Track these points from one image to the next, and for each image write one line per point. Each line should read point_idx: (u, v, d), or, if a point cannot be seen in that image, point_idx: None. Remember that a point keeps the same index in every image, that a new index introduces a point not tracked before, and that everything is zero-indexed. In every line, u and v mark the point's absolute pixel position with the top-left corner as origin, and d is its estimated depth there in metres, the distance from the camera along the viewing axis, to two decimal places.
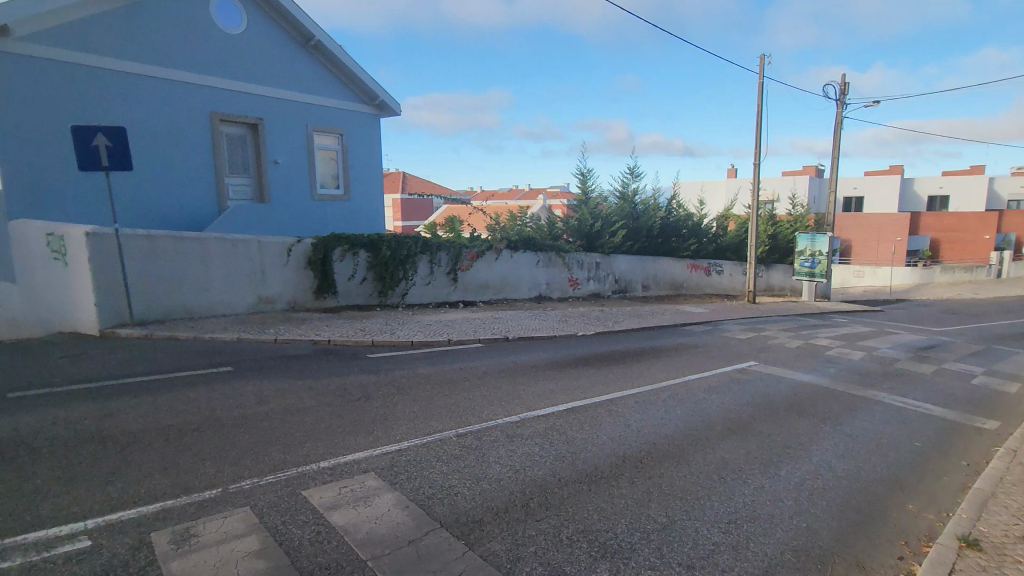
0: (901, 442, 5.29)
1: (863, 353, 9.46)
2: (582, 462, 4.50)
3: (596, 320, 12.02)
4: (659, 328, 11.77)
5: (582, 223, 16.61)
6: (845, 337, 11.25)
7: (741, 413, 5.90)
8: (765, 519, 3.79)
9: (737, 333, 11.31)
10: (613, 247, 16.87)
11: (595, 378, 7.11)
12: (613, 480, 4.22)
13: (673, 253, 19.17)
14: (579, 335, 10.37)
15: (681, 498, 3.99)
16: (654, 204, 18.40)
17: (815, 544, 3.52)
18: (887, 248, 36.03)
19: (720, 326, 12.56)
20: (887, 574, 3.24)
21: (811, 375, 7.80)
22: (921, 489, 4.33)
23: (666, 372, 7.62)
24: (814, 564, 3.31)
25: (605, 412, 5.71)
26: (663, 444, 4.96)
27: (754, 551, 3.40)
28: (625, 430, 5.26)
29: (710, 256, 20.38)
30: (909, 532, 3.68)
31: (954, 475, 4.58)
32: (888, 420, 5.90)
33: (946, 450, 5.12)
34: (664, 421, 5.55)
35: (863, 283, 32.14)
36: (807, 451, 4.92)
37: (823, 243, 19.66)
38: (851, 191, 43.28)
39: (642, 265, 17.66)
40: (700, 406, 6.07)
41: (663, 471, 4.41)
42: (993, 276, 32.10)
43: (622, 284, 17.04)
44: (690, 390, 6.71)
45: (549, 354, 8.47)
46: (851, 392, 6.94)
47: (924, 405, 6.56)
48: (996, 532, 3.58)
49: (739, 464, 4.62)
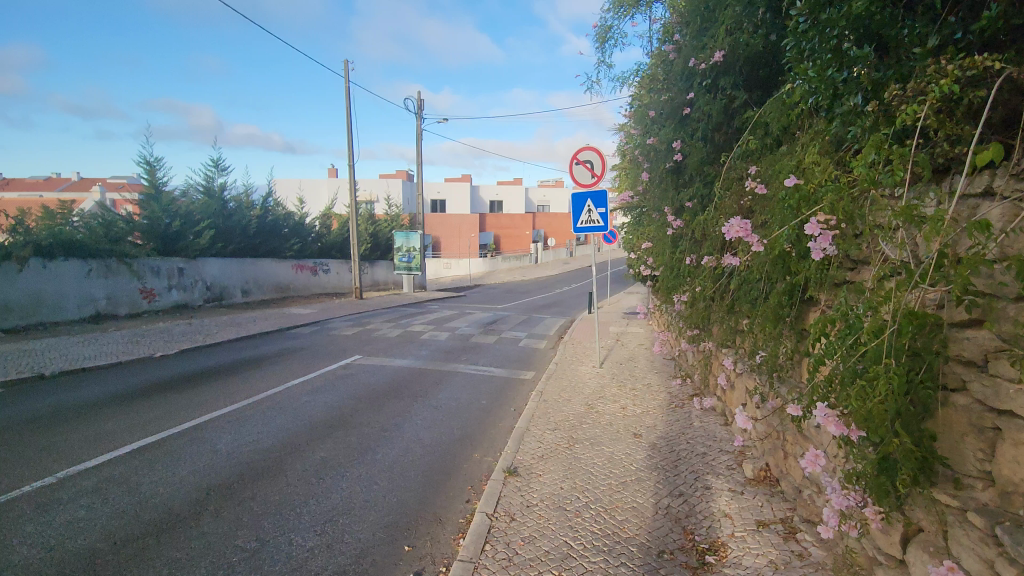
0: (468, 403, 6.42)
1: (446, 333, 11.13)
2: (150, 512, 3.75)
3: (183, 335, 10.35)
4: (263, 335, 11.02)
5: (153, 222, 13.64)
6: (434, 321, 13.03)
7: (343, 409, 6.08)
8: (359, 506, 3.93)
9: (344, 329, 11.66)
10: (199, 250, 14.79)
11: (176, 406, 6.09)
12: (191, 521, 3.66)
13: (277, 255, 18.31)
14: (160, 356, 8.72)
15: (273, 514, 3.77)
16: (247, 201, 17.27)
17: (402, 514, 3.83)
18: (468, 243, 43.77)
19: (327, 324, 12.68)
20: (457, 519, 3.81)
21: (406, 359, 8.70)
22: (482, 438, 5.34)
23: (266, 382, 7.17)
24: (400, 533, 3.59)
25: (187, 444, 4.96)
26: (257, 462, 4.62)
27: (347, 542, 3.47)
28: (213, 457, 4.68)
29: (315, 255, 20.39)
30: (474, 477, 4.46)
31: (502, 420, 5.85)
32: (461, 387, 7.08)
33: (498, 402, 6.51)
34: (259, 437, 5.18)
35: (453, 273, 38.08)
36: (398, 430, 5.44)
37: (417, 240, 22.32)
38: (439, 195, 50.62)
39: (239, 268, 16.20)
40: (302, 411, 5.95)
41: (255, 491, 4.10)
42: (534, 261, 43.02)
43: (215, 291, 15.24)
44: (292, 397, 6.51)
45: (114, 388, 6.81)
46: (436, 369, 8.06)
47: (486, 368, 8.18)
48: (526, 456, 4.64)
49: (337, 459, 4.71)
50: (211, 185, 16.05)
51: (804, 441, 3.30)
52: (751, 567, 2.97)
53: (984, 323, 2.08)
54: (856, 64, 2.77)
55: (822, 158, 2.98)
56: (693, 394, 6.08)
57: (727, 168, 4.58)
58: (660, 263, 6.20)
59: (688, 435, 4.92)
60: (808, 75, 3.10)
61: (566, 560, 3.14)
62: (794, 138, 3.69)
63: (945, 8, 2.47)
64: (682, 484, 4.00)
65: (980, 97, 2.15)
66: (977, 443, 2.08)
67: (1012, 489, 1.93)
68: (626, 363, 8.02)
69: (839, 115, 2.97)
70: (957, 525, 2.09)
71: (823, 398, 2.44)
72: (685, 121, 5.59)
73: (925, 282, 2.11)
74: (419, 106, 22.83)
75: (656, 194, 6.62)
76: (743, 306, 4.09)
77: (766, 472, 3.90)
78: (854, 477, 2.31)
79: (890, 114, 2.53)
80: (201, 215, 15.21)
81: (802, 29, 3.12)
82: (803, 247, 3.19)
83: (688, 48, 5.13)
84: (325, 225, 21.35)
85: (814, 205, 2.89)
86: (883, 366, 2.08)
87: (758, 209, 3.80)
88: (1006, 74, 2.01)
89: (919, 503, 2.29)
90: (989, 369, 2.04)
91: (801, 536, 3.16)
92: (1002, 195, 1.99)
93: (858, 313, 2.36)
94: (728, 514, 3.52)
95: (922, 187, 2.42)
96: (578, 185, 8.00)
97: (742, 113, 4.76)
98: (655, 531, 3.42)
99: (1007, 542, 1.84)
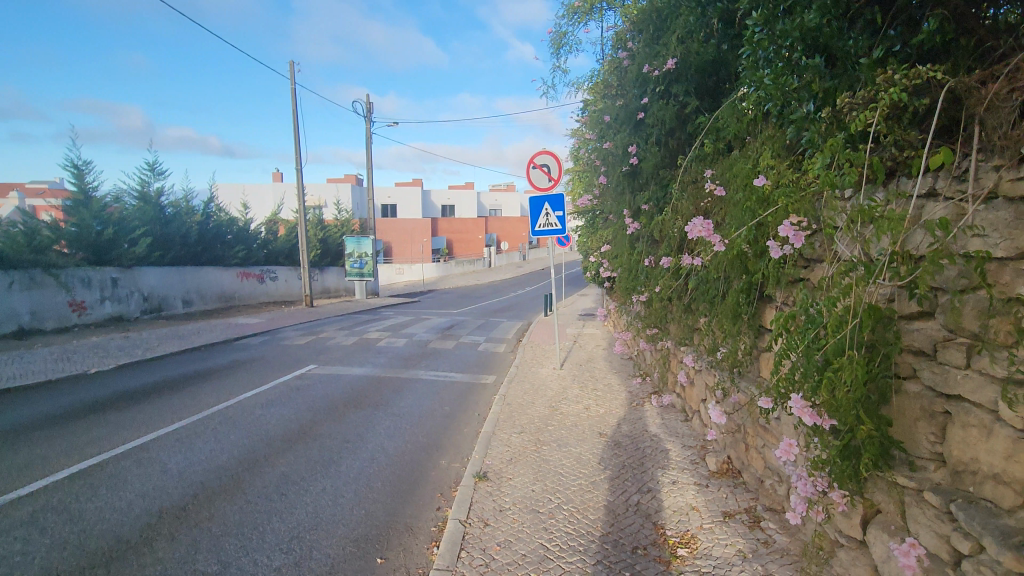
0: (431, 410, 6.34)
1: (404, 340, 10.95)
2: (96, 541, 3.48)
3: (120, 350, 9.70)
4: (208, 347, 10.48)
5: (82, 229, 12.76)
6: (390, 327, 12.80)
7: (301, 421, 5.85)
8: (326, 521, 3.79)
9: (295, 338, 11.25)
10: (135, 258, 13.94)
11: (118, 426, 5.69)
12: (144, 547, 3.42)
13: (219, 263, 17.50)
14: (95, 373, 8.13)
15: (235, 534, 3.59)
16: (186, 207, 16.44)
17: (372, 527, 3.73)
18: (419, 248, 43.24)
19: (278, 334, 12.20)
20: (429, 527, 3.74)
21: (364, 368, 8.49)
22: (449, 444, 5.28)
23: (215, 396, 6.82)
24: (372, 547, 3.49)
25: (133, 465, 4.64)
26: (212, 481, 4.38)
27: (316, 559, 3.34)
28: (163, 479, 4.40)
29: (261, 262, 19.60)
30: (443, 485, 4.39)
31: (468, 426, 5.81)
32: (423, 394, 6.98)
33: (461, 408, 6.45)
34: (212, 454, 4.92)
35: (405, 278, 37.49)
36: (362, 441, 5.30)
37: (368, 246, 21.86)
38: (388, 199, 49.80)
39: (179, 277, 15.34)
40: (257, 426, 5.69)
41: (212, 512, 3.88)
42: (487, 266, 43.00)
43: (153, 302, 14.37)
44: (246, 411, 6.22)
45: (45, 410, 6.29)
46: (395, 376, 7.90)
47: (448, 374, 8.10)
48: (494, 460, 4.61)
49: (299, 474, 4.53)
50: (145, 190, 15.16)
51: (765, 432, 3.44)
52: (721, 557, 3.06)
53: (931, 315, 2.20)
54: (806, 73, 2.92)
55: (777, 161, 3.11)
56: (653, 392, 6.24)
57: (683, 172, 4.74)
58: (618, 265, 6.33)
59: (651, 432, 5.03)
60: (762, 82, 3.25)
61: (544, 562, 3.14)
62: (747, 142, 3.86)
63: (886, 22, 2.64)
64: (649, 480, 4.08)
65: (924, 105, 2.30)
66: (929, 427, 2.19)
67: (962, 469, 2.04)
68: (586, 364, 8.14)
69: (792, 121, 3.12)
70: (914, 504, 2.22)
71: (790, 391, 2.52)
72: (640, 126, 5.74)
73: (880, 278, 2.23)
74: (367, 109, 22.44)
75: (613, 197, 6.76)
76: (702, 305, 4.22)
77: (729, 465, 4.04)
78: (819, 464, 2.41)
79: (841, 120, 2.68)
80: (135, 221, 14.34)
81: (756, 38, 3.26)
82: (761, 246, 3.31)
83: (642, 55, 5.28)
84: (271, 231, 20.57)
85: (772, 207, 3.02)
86: (846, 357, 2.18)
87: (715, 211, 3.94)
88: (948, 84, 2.17)
89: (879, 485, 2.43)
90: (938, 358, 2.15)
91: (765, 524, 3.28)
92: (945, 196, 2.12)
93: (818, 308, 2.46)
94: (696, 507, 3.63)
95: (871, 189, 2.57)
96: (535, 189, 8.06)
97: (695, 119, 4.93)
98: (627, 527, 3.47)
99: (962, 518, 1.96)
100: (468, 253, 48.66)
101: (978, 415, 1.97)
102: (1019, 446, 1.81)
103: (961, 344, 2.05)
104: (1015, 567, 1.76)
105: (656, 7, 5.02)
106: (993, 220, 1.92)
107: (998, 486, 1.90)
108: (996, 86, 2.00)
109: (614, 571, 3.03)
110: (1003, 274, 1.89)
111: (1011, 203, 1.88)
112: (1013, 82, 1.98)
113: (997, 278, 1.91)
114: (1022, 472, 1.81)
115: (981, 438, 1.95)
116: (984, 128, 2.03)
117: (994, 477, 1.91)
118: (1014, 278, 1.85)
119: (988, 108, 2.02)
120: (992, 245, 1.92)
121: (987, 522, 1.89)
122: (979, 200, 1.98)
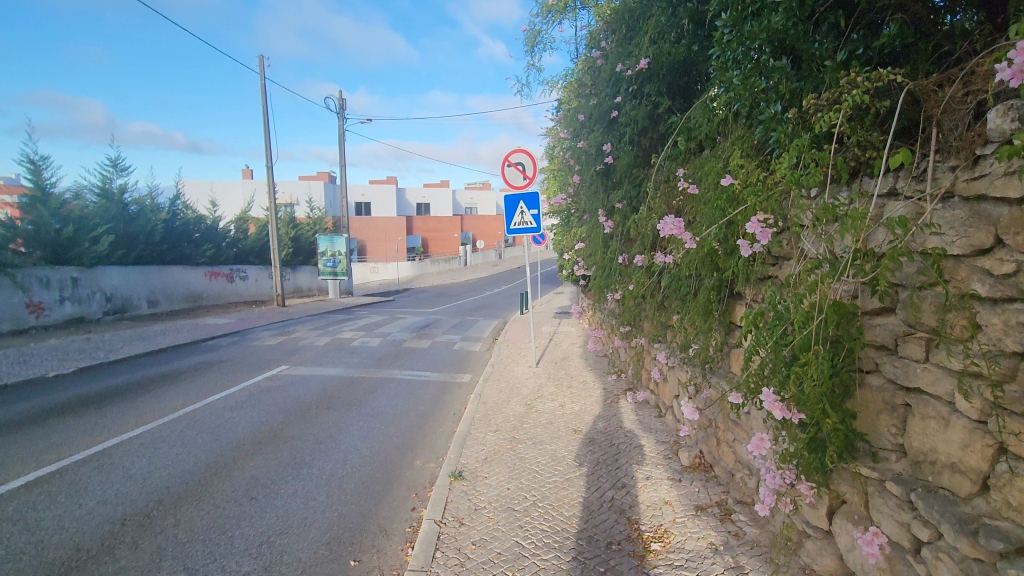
0: (406, 410, 6.28)
1: (378, 339, 10.82)
2: (53, 551, 3.35)
3: (80, 353, 9.35)
4: (174, 349, 10.18)
5: (40, 227, 12.27)
6: (364, 327, 12.64)
7: (272, 423, 5.73)
8: (297, 524, 3.72)
9: (266, 339, 11.01)
10: (97, 257, 13.48)
11: (78, 431, 5.49)
12: (105, 556, 3.31)
13: (187, 261, 17.03)
14: (54, 377, 7.83)
15: (202, 541, 3.50)
16: (151, 204, 15.96)
17: (345, 529, 3.68)
18: (394, 246, 42.83)
19: (247, 334, 11.93)
20: (403, 528, 3.70)
21: (337, 368, 8.37)
22: (423, 444, 5.25)
23: (182, 399, 6.63)
24: (345, 549, 3.44)
25: (94, 472, 4.49)
26: (178, 486, 4.26)
27: (287, 563, 3.28)
28: (126, 484, 4.26)
29: (230, 261, 19.15)
30: (418, 485, 4.35)
31: (443, 425, 5.78)
32: (397, 394, 6.92)
33: (437, 407, 6.41)
34: (179, 458, 4.79)
35: (380, 277, 37.06)
36: (335, 442, 5.22)
37: (341, 244, 21.55)
38: (362, 198, 49.18)
39: (144, 277, 14.88)
40: (226, 429, 5.55)
41: (178, 518, 3.78)
42: (463, 264, 42.80)
43: (116, 302, 13.91)
44: (214, 414, 6.06)
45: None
46: (369, 376, 7.81)
47: (422, 374, 8.03)
48: (469, 460, 4.59)
49: (270, 477, 4.44)
50: (107, 187, 14.65)
51: (736, 427, 3.50)
52: (694, 550, 3.10)
53: (892, 311, 2.26)
54: (774, 74, 2.98)
55: (746, 160, 3.16)
56: (627, 389, 6.30)
57: (656, 170, 4.79)
58: (592, 263, 6.36)
59: (625, 429, 5.08)
60: (732, 82, 3.30)
61: (519, 560, 3.14)
62: (717, 142, 3.92)
63: (850, 26, 2.72)
64: (623, 476, 4.12)
65: (885, 107, 2.37)
66: (890, 419, 2.25)
67: (922, 459, 2.11)
68: (561, 362, 8.17)
69: (760, 121, 3.18)
70: (877, 495, 2.28)
71: (760, 386, 2.56)
72: (613, 125, 5.78)
73: (844, 275, 2.29)
74: (340, 107, 22.11)
75: (587, 195, 6.80)
76: (674, 303, 4.27)
77: (701, 460, 4.11)
78: (787, 457, 2.46)
79: (807, 120, 2.74)
80: (96, 219, 13.85)
81: (726, 39, 3.31)
82: (731, 244, 3.36)
83: (615, 54, 5.31)
84: (240, 229, 20.10)
85: (741, 205, 3.08)
86: (811, 352, 2.24)
87: (687, 209, 3.99)
88: (907, 87, 2.24)
89: (844, 476, 2.49)
90: (899, 352, 2.22)
91: (736, 516, 3.34)
92: (906, 195, 2.19)
93: (785, 305, 2.51)
94: (669, 502, 3.68)
95: (835, 188, 2.64)
96: (509, 187, 8.05)
97: (667, 118, 4.99)
98: (601, 524, 3.50)
99: (921, 506, 2.03)
100: (444, 252, 48.39)
101: (936, 407, 2.04)
102: (973, 436, 1.88)
103: (920, 339, 2.12)
104: (970, 552, 1.83)
105: (629, 8, 5.05)
106: (950, 218, 1.99)
107: (955, 475, 1.96)
108: (952, 89, 2.07)
109: (588, 567, 3.05)
110: (958, 271, 1.96)
111: (966, 202, 1.95)
112: (967, 86, 2.06)
113: (953, 274, 1.98)
114: (977, 461, 1.88)
115: (939, 429, 2.02)
116: (941, 130, 2.10)
117: (952, 466, 1.97)
118: (969, 274, 1.91)
119: (944, 110, 2.09)
120: (949, 242, 1.98)
121: (945, 509, 1.95)
122: (937, 200, 2.04)
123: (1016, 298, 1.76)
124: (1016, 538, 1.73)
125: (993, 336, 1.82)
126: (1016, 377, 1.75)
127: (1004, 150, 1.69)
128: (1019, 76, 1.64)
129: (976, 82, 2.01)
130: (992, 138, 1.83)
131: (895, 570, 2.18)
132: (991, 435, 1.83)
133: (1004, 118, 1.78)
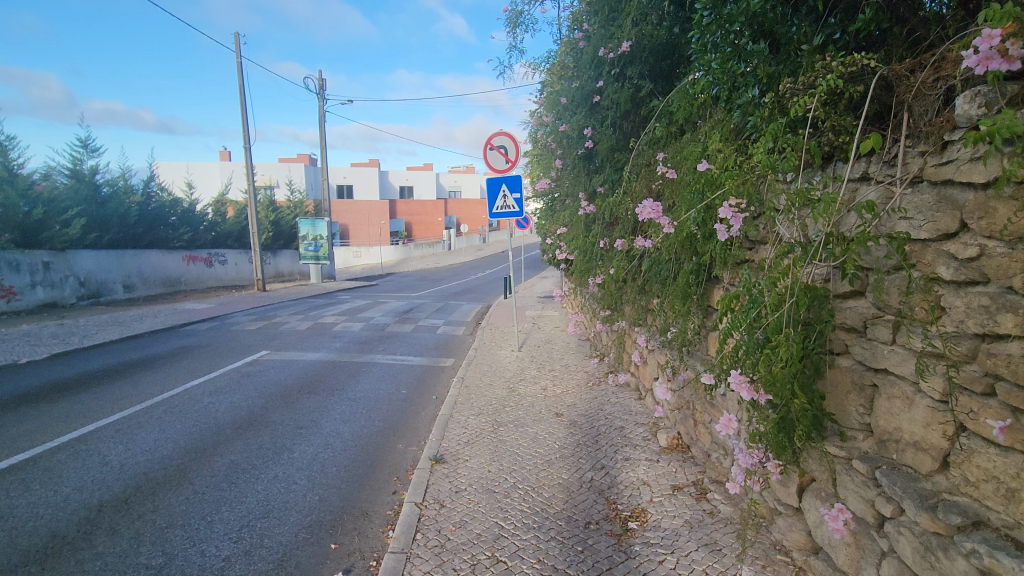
0: (388, 394, 6.29)
1: (361, 324, 10.77)
2: (29, 538, 3.32)
3: (54, 338, 9.14)
4: (152, 334, 10.03)
5: (8, 209, 11.98)
6: (348, 311, 12.58)
7: (252, 408, 5.69)
8: (277, 509, 3.72)
9: (247, 324, 10.88)
10: (69, 241, 13.18)
11: (53, 417, 5.40)
12: (81, 542, 3.29)
13: (164, 245, 16.70)
14: (26, 363, 7.65)
15: (180, 526, 3.49)
16: (125, 185, 15.59)
17: (326, 512, 3.69)
18: (378, 230, 42.46)
19: (227, 319, 11.80)
20: (383, 512, 3.72)
21: (319, 353, 8.34)
22: (405, 427, 5.27)
23: (160, 385, 6.54)
24: (325, 532, 3.45)
25: (70, 458, 4.43)
26: (156, 471, 4.22)
27: (266, 547, 3.28)
28: (103, 471, 4.21)
29: (209, 245, 18.79)
30: (400, 468, 4.37)
31: (425, 409, 5.81)
32: (381, 378, 6.93)
33: (419, 391, 6.42)
34: (158, 444, 4.74)
35: (363, 261, 36.80)
36: (316, 427, 5.20)
37: (323, 228, 21.19)
38: (343, 180, 48.42)
39: (118, 261, 14.61)
40: (205, 414, 5.50)
41: (156, 503, 3.75)
42: (447, 247, 42.52)
43: (90, 287, 13.66)
44: (193, 399, 5.99)
45: None
46: (352, 361, 7.78)
47: (406, 358, 8.03)
48: (451, 443, 4.61)
49: (250, 462, 4.42)
50: (78, 168, 14.22)
51: (712, 408, 3.57)
52: (669, 528, 3.17)
53: (862, 294, 2.30)
54: (753, 58, 2.99)
55: (723, 145, 3.17)
56: (608, 371, 6.38)
57: (635, 155, 4.81)
58: (575, 248, 6.38)
59: (606, 411, 5.14)
60: (711, 66, 3.31)
61: (499, 540, 3.18)
62: (697, 126, 3.92)
63: (827, 10, 2.72)
64: (603, 457, 4.19)
65: (859, 91, 2.38)
66: (858, 399, 2.30)
67: (887, 437, 2.16)
68: (544, 345, 8.25)
69: (739, 105, 3.19)
70: (844, 473, 2.35)
71: (732, 367, 2.60)
72: (596, 109, 5.74)
73: (816, 258, 2.32)
74: (319, 87, 21.59)
75: (570, 179, 6.78)
76: (654, 286, 4.29)
77: (678, 441, 4.18)
78: (757, 436, 2.51)
79: (783, 105, 2.76)
80: (67, 202, 13.49)
81: (704, 22, 3.30)
82: (709, 228, 3.37)
83: (598, 36, 5.24)
84: (219, 212, 19.67)
85: (718, 190, 3.10)
86: (783, 335, 2.27)
87: (666, 193, 4.00)
88: (880, 71, 2.25)
89: (813, 455, 2.56)
90: (867, 334, 2.26)
91: (711, 495, 3.43)
92: (877, 179, 2.22)
93: (760, 289, 2.54)
94: (646, 482, 3.74)
95: (810, 172, 2.66)
96: (492, 171, 8.01)
97: (648, 102, 4.98)
98: (580, 504, 3.55)
99: (885, 483, 2.10)
100: (428, 236, 48.11)
101: (902, 387, 2.09)
102: (935, 416, 1.94)
103: (888, 321, 2.16)
104: (930, 526, 1.90)
105: None
106: (918, 203, 2.02)
107: (918, 453, 2.02)
108: (923, 74, 2.07)
109: (567, 546, 3.10)
110: (925, 254, 2.00)
111: (934, 186, 1.98)
112: (938, 72, 2.05)
113: (919, 258, 2.02)
114: (938, 439, 1.93)
115: (904, 409, 2.07)
116: (911, 116, 2.11)
117: (915, 444, 2.03)
118: (935, 258, 1.95)
119: (915, 95, 2.09)
120: (916, 226, 2.02)
121: (907, 486, 2.02)
122: (907, 185, 2.07)
123: (979, 281, 1.81)
124: (973, 512, 1.80)
125: (956, 317, 1.86)
126: (976, 357, 1.80)
127: (968, 136, 1.71)
128: (983, 64, 1.68)
129: (947, 68, 2.01)
130: (959, 124, 1.85)
131: (860, 544, 2.25)
132: (951, 414, 1.88)
133: (971, 104, 1.80)
